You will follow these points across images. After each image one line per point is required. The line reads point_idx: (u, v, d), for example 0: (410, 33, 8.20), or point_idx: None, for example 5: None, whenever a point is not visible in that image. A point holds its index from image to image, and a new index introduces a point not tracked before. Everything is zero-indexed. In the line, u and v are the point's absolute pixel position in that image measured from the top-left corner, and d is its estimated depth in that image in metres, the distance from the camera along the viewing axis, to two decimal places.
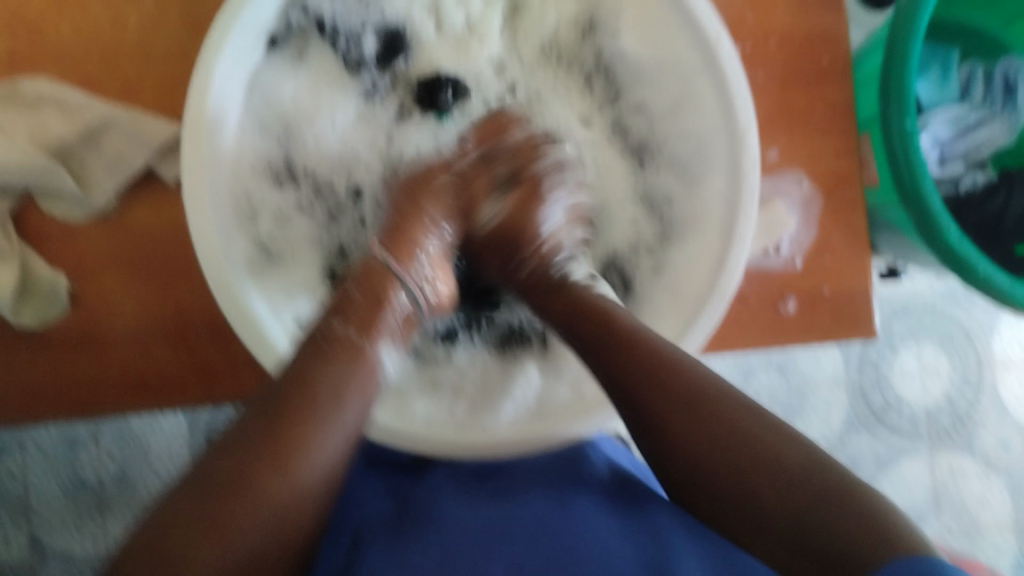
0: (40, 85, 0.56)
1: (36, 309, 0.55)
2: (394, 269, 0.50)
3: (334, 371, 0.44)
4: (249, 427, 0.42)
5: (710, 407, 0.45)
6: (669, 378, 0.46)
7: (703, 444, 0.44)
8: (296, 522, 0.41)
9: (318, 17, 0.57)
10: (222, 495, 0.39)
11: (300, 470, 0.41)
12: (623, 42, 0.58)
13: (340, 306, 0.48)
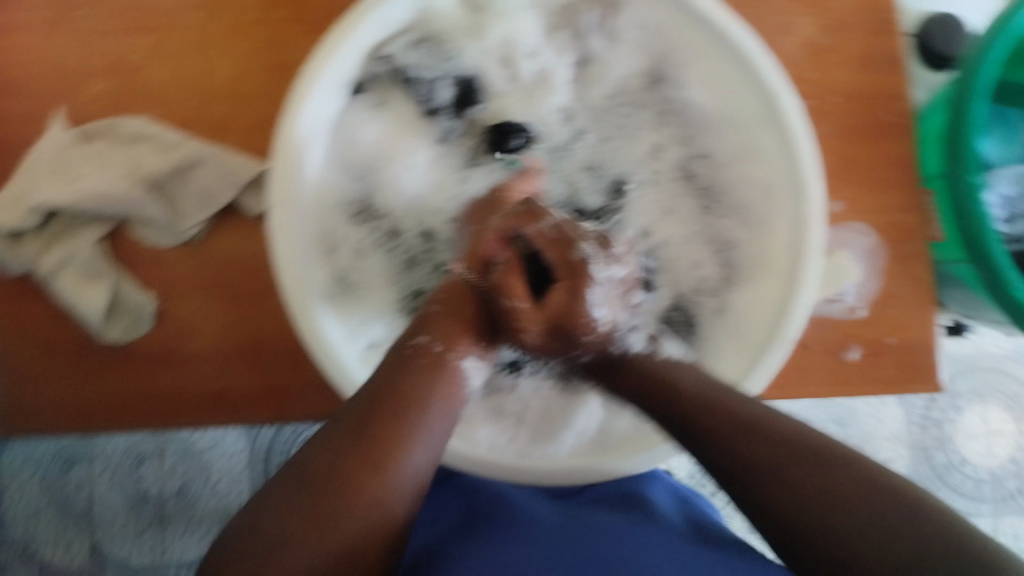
0: (139, 122, 0.60)
1: (125, 327, 0.60)
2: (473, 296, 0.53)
3: (419, 378, 0.48)
4: (347, 429, 0.45)
5: (783, 442, 0.45)
6: (741, 418, 0.47)
7: (777, 476, 0.43)
8: (386, 521, 0.43)
9: (398, 68, 0.59)
10: (330, 491, 0.42)
11: (396, 470, 0.44)
12: (690, 93, 0.60)
13: (425, 323, 0.51)
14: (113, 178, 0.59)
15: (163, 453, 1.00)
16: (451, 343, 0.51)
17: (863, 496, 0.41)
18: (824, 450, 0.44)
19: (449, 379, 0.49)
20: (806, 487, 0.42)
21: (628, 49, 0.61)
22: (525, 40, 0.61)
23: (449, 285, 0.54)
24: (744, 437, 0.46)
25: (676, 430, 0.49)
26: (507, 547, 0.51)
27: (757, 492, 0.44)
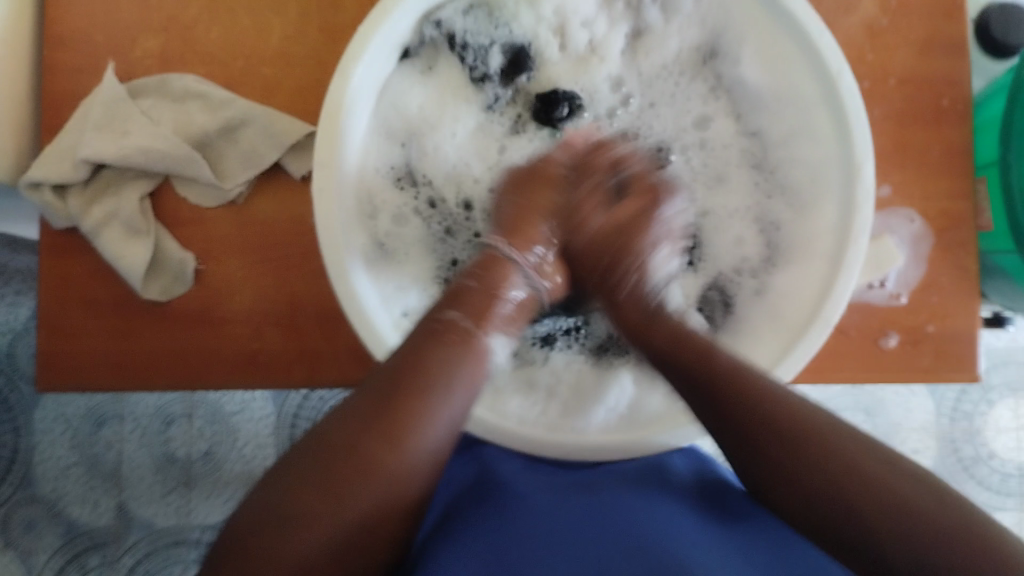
0: (187, 80, 0.60)
1: (163, 284, 0.60)
2: (511, 258, 0.53)
3: (444, 352, 0.46)
4: (366, 403, 0.44)
5: (820, 439, 0.44)
6: (776, 412, 0.46)
7: (812, 479, 0.44)
8: (404, 495, 0.43)
9: (450, 32, 0.58)
10: (348, 471, 0.42)
11: (414, 448, 0.43)
12: (743, 70, 0.59)
13: (457, 294, 0.50)
14: (160, 137, 0.59)
15: (192, 416, 1.00)
16: (484, 305, 0.50)
17: (901, 508, 0.41)
18: (862, 448, 0.44)
19: (473, 357, 0.48)
20: (844, 490, 0.43)
21: (684, 22, 0.61)
22: (578, 11, 0.60)
23: (488, 258, 0.53)
24: (780, 434, 0.45)
25: (692, 394, 0.50)
26: (522, 522, 0.51)
27: (792, 489, 0.45)
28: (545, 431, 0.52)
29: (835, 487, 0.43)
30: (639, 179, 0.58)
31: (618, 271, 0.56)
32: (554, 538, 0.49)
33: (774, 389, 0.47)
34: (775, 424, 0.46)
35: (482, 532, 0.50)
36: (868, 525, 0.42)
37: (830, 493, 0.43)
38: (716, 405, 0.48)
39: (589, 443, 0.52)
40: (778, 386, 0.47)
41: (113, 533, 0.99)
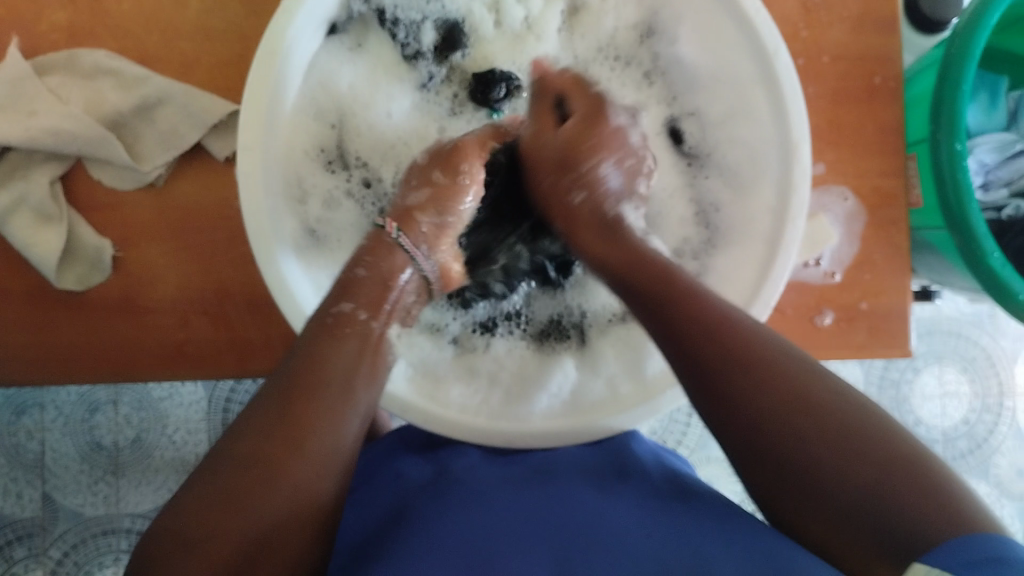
0: (98, 54, 0.57)
1: (78, 274, 0.56)
2: (403, 244, 0.51)
3: (338, 350, 0.45)
4: (262, 408, 0.42)
5: (767, 383, 0.40)
6: (720, 349, 0.42)
7: (751, 424, 0.40)
8: (312, 499, 0.40)
9: (379, 7, 0.57)
10: (255, 480, 0.39)
11: (318, 448, 0.41)
12: (681, 48, 0.58)
13: (347, 284, 0.48)
14: (71, 116, 0.57)
15: (118, 403, 0.96)
16: (374, 293, 0.48)
17: (853, 447, 0.37)
18: (815, 391, 0.39)
19: (372, 356, 0.46)
20: (783, 431, 0.39)
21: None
22: None
23: (377, 242, 0.50)
24: (726, 384, 0.41)
25: (661, 339, 0.45)
26: (472, 519, 0.49)
27: (732, 431, 0.41)
28: (484, 421, 0.51)
29: (798, 427, 0.38)
30: (580, 96, 0.54)
31: (565, 185, 0.52)
32: (503, 540, 0.47)
33: (724, 323, 0.43)
34: (721, 365, 0.42)
35: (429, 523, 0.49)
36: (823, 472, 0.37)
37: (792, 435, 0.39)
38: (674, 333, 0.44)
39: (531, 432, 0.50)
40: (735, 321, 0.43)
41: (37, 525, 0.96)
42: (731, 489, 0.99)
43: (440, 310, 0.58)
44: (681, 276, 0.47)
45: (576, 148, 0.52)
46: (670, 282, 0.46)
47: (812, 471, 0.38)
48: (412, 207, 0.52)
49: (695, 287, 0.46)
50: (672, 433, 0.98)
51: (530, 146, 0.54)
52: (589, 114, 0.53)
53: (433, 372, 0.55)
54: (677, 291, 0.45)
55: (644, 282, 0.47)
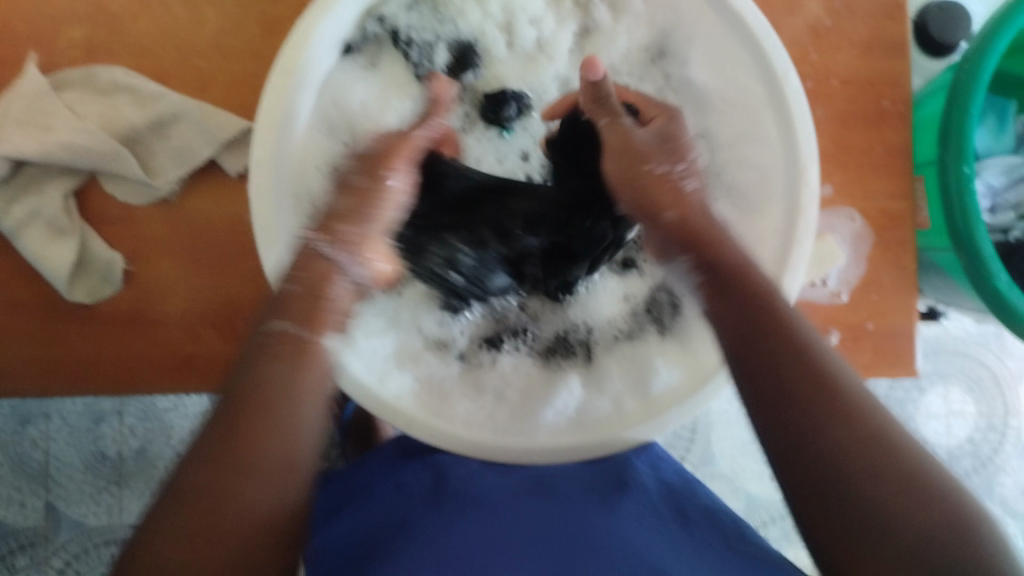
0: (115, 71, 0.57)
1: (90, 286, 0.57)
2: (329, 255, 0.47)
3: (286, 371, 0.43)
4: (210, 439, 0.42)
5: (850, 425, 0.40)
6: (813, 383, 0.41)
7: (818, 456, 0.40)
8: (271, 525, 0.41)
9: (394, 27, 0.57)
10: (204, 517, 0.40)
11: (265, 477, 0.41)
12: (692, 71, 0.59)
13: (282, 302, 0.45)
14: (85, 130, 0.57)
15: (122, 413, 0.97)
16: (303, 306, 0.45)
17: (908, 489, 0.39)
18: (894, 442, 0.40)
19: (313, 370, 0.44)
20: (850, 457, 0.40)
21: (632, 22, 0.60)
22: (527, 7, 0.59)
23: (302, 257, 0.46)
24: (806, 415, 0.41)
25: (735, 348, 0.44)
26: (475, 528, 0.51)
27: (790, 455, 0.41)
28: (493, 434, 0.50)
29: (860, 456, 0.40)
30: (646, 103, 0.55)
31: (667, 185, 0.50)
32: (494, 554, 0.49)
33: (812, 357, 0.42)
34: (807, 395, 0.41)
35: (432, 531, 0.51)
36: (879, 504, 0.39)
37: (856, 464, 0.40)
38: (755, 342, 0.43)
39: (540, 449, 0.50)
40: (824, 357, 0.43)
41: (41, 535, 0.96)
42: (734, 505, 0.99)
43: (445, 325, 0.58)
44: (775, 297, 0.45)
45: (671, 144, 0.51)
46: (766, 302, 0.44)
47: (867, 502, 0.39)
48: (335, 213, 0.49)
49: (784, 312, 0.44)
50: (677, 448, 0.98)
51: (621, 138, 0.51)
52: (670, 116, 0.53)
53: (442, 388, 0.55)
54: (773, 317, 0.44)
55: (737, 298, 0.45)
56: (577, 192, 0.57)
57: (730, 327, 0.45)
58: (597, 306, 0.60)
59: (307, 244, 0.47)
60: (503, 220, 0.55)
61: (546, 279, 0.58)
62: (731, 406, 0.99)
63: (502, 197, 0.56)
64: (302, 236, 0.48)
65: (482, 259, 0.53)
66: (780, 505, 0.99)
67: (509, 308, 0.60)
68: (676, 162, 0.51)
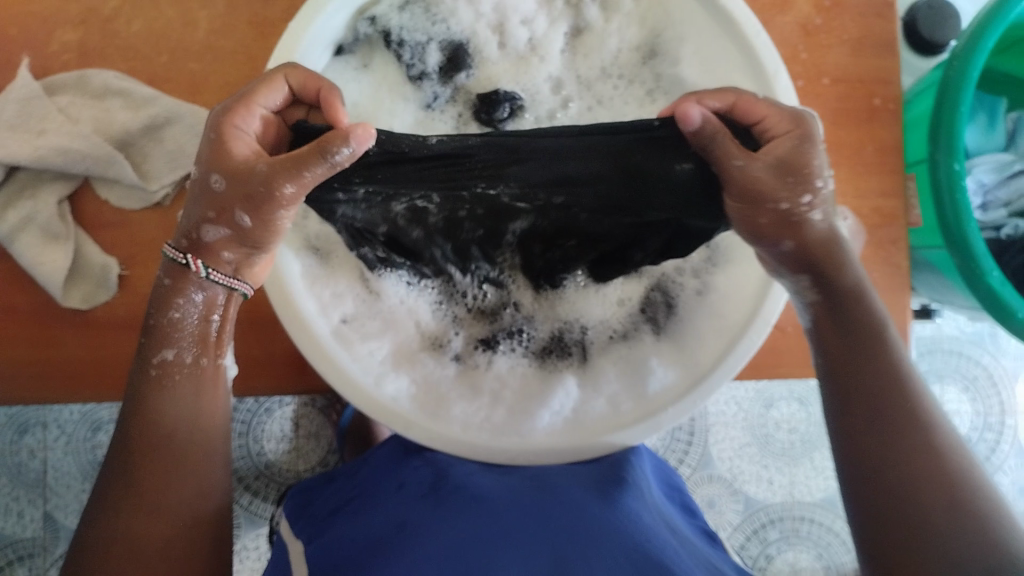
0: (109, 75, 0.58)
1: (85, 291, 0.57)
2: (221, 281, 0.47)
3: (177, 392, 0.47)
4: (116, 469, 0.46)
5: (927, 467, 0.44)
6: (902, 418, 0.45)
7: (878, 445, 0.45)
8: (189, 544, 0.46)
9: (385, 28, 0.55)
10: (124, 527, 0.45)
11: (175, 500, 0.46)
12: (682, 71, 0.57)
13: (159, 332, 0.47)
14: (79, 135, 0.57)
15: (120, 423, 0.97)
16: (197, 332, 0.48)
17: (939, 483, 0.43)
18: (965, 488, 0.43)
19: (208, 389, 0.49)
20: (906, 449, 0.45)
21: (624, 21, 0.58)
22: (518, 7, 0.57)
23: (184, 285, 0.46)
24: (888, 446, 0.45)
25: (841, 336, 0.48)
26: (468, 519, 0.51)
27: (858, 471, 0.46)
28: (488, 435, 0.51)
29: (907, 449, 0.45)
30: (777, 114, 0.46)
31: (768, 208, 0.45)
32: (490, 545, 0.48)
33: (906, 395, 0.46)
34: (896, 428, 0.45)
35: (420, 526, 0.51)
36: (918, 491, 0.43)
37: (904, 454, 0.44)
38: (852, 342, 0.48)
39: (537, 448, 0.50)
40: (918, 395, 0.46)
41: (39, 544, 0.96)
42: (733, 508, 0.98)
43: (441, 323, 0.56)
44: (885, 332, 0.48)
45: (797, 175, 0.45)
46: (874, 335, 0.47)
47: (905, 487, 0.44)
48: (214, 241, 0.46)
49: (889, 344, 0.47)
50: (674, 451, 0.99)
51: (743, 180, 0.44)
52: (800, 135, 0.45)
53: (437, 390, 0.53)
54: (874, 352, 0.47)
55: (841, 320, 0.48)
56: (592, 174, 0.46)
57: (831, 330, 0.48)
58: (589, 305, 0.57)
59: (192, 274, 0.47)
60: (470, 188, 0.45)
61: (526, 254, 0.53)
62: (727, 407, 0.99)
63: (479, 166, 0.46)
64: (180, 262, 0.46)
65: (432, 228, 0.48)
66: (777, 507, 0.99)
67: (501, 308, 0.57)
68: (791, 202, 0.45)
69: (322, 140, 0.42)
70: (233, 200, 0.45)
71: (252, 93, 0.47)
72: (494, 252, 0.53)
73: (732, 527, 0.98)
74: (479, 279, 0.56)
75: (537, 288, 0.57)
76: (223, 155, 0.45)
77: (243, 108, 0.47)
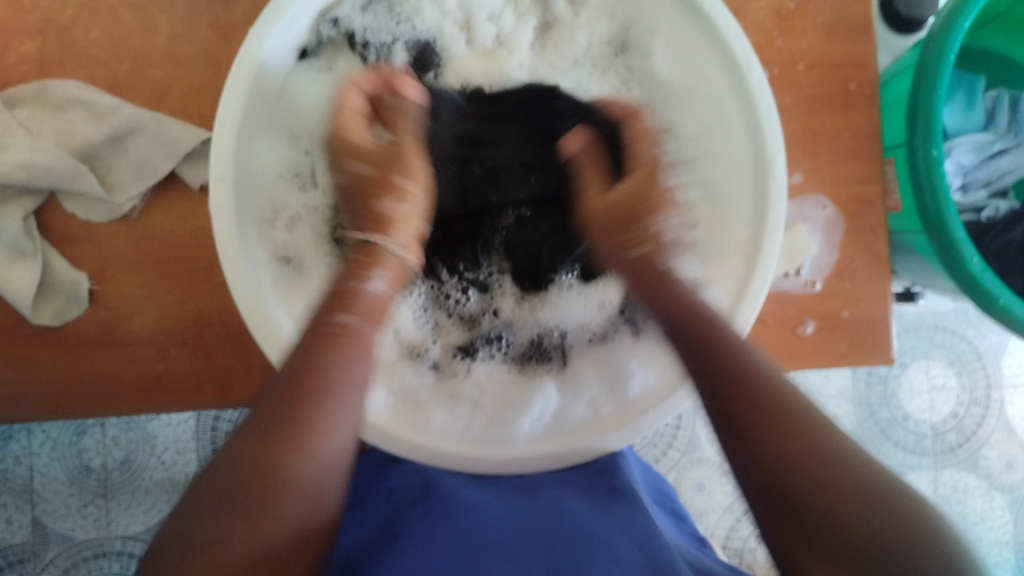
0: (68, 87, 0.56)
1: (56, 308, 0.56)
2: (405, 256, 0.49)
3: (339, 357, 0.43)
4: (266, 414, 0.41)
5: (848, 487, 0.37)
6: (790, 433, 0.40)
7: (779, 473, 0.39)
8: (312, 521, 0.40)
9: (349, 30, 0.54)
10: (206, 537, 0.37)
11: (321, 455, 0.40)
12: (656, 65, 0.55)
13: (341, 296, 0.45)
14: (42, 150, 0.56)
15: (105, 425, 0.96)
16: (376, 301, 0.47)
17: (868, 494, 0.37)
18: (892, 503, 0.37)
19: (365, 359, 0.44)
20: (817, 468, 0.38)
21: (593, 14, 0.56)
22: (484, 4, 0.55)
23: (374, 255, 0.48)
24: (804, 481, 0.38)
25: (698, 360, 0.45)
26: (463, 521, 0.50)
27: (778, 508, 0.39)
28: (467, 445, 0.49)
29: (824, 468, 0.38)
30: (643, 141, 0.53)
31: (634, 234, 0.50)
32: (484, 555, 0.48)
33: (793, 422, 0.40)
34: (810, 472, 0.38)
35: (421, 528, 0.50)
36: (845, 519, 0.36)
37: (813, 474, 0.38)
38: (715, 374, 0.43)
39: (514, 455, 0.49)
40: (801, 411, 0.41)
41: (28, 550, 0.95)
42: (722, 491, 0.99)
43: (421, 331, 0.55)
44: (745, 355, 0.44)
45: (647, 203, 0.51)
46: (738, 361, 0.43)
47: (838, 522, 0.37)
48: (393, 214, 0.49)
49: (755, 367, 0.43)
50: (663, 438, 0.98)
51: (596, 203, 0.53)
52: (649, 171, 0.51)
53: (413, 398, 0.52)
54: (745, 380, 0.42)
55: (704, 355, 0.45)
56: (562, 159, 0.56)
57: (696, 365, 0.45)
58: (571, 309, 0.57)
59: (382, 250, 0.48)
60: (478, 156, 0.55)
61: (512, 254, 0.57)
62: None
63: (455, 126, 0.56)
64: (376, 242, 0.48)
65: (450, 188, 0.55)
66: None
67: (481, 315, 0.57)
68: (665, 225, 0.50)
69: (381, 103, 0.52)
70: (387, 172, 0.50)
71: (344, 100, 0.51)
72: (484, 249, 0.57)
73: (722, 509, 0.99)
74: (462, 283, 0.57)
75: (522, 291, 0.57)
76: (354, 147, 0.50)
77: (345, 113, 0.50)
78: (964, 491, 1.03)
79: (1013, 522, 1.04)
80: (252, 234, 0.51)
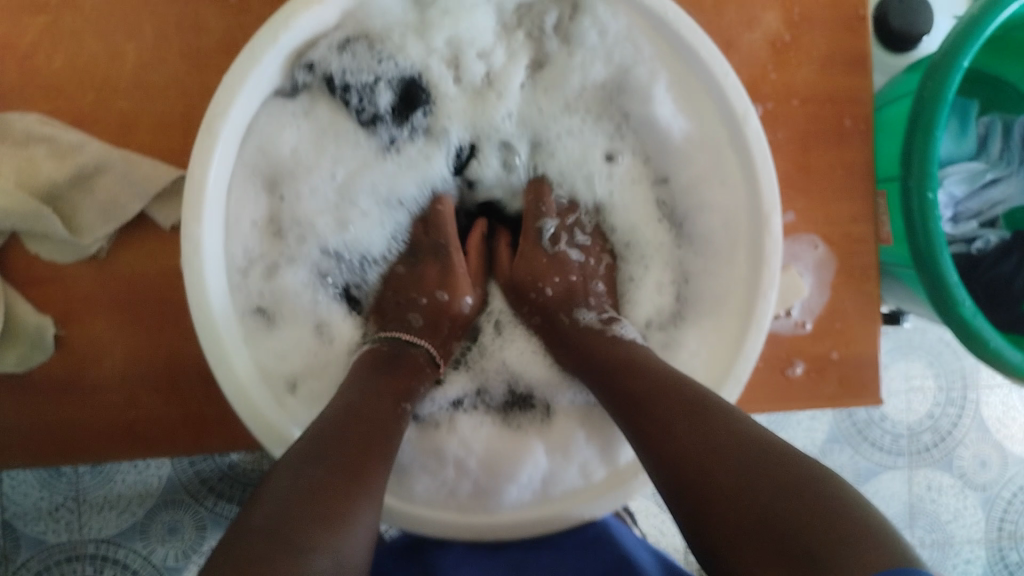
0: (32, 121, 0.53)
1: (19, 353, 0.53)
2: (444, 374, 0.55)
3: (390, 414, 0.47)
4: (324, 439, 0.42)
5: (738, 457, 0.40)
6: (687, 427, 0.43)
7: (680, 461, 0.42)
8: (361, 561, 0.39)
9: (325, 73, 0.51)
10: (299, 539, 0.36)
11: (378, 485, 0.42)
12: (657, 111, 0.53)
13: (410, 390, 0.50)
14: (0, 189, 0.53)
15: None
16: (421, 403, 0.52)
17: (758, 458, 0.39)
18: (776, 458, 0.39)
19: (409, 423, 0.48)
20: (712, 446, 0.41)
21: (588, 55, 0.54)
22: (474, 40, 0.53)
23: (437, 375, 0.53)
24: (699, 462, 0.41)
25: (609, 387, 0.49)
26: None
27: (685, 497, 0.41)
28: (454, 511, 0.48)
29: (718, 445, 0.41)
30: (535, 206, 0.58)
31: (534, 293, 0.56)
32: None
33: (702, 416, 0.43)
34: (746, 487, 0.38)
35: None
36: (731, 482, 0.39)
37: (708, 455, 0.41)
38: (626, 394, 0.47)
39: (502, 521, 0.48)
40: (701, 405, 0.44)
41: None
42: None
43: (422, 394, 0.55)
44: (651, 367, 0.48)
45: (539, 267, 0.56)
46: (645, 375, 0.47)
47: (726, 491, 0.39)
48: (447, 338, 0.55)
49: (661, 377, 0.47)
50: None
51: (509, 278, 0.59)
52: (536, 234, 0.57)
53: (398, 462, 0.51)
54: (655, 390, 0.46)
55: (607, 379, 0.49)
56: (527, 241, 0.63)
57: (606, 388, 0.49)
58: None
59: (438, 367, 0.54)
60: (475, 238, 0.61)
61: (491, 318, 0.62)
62: None
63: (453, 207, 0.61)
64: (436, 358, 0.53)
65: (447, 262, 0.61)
66: None
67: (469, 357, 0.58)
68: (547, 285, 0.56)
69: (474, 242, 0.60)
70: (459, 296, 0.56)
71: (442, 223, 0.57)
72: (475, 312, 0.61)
73: None
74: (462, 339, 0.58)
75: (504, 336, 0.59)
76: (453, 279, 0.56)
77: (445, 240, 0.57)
78: (937, 490, 1.02)
79: (986, 521, 1.02)
80: (225, 283, 0.48)
